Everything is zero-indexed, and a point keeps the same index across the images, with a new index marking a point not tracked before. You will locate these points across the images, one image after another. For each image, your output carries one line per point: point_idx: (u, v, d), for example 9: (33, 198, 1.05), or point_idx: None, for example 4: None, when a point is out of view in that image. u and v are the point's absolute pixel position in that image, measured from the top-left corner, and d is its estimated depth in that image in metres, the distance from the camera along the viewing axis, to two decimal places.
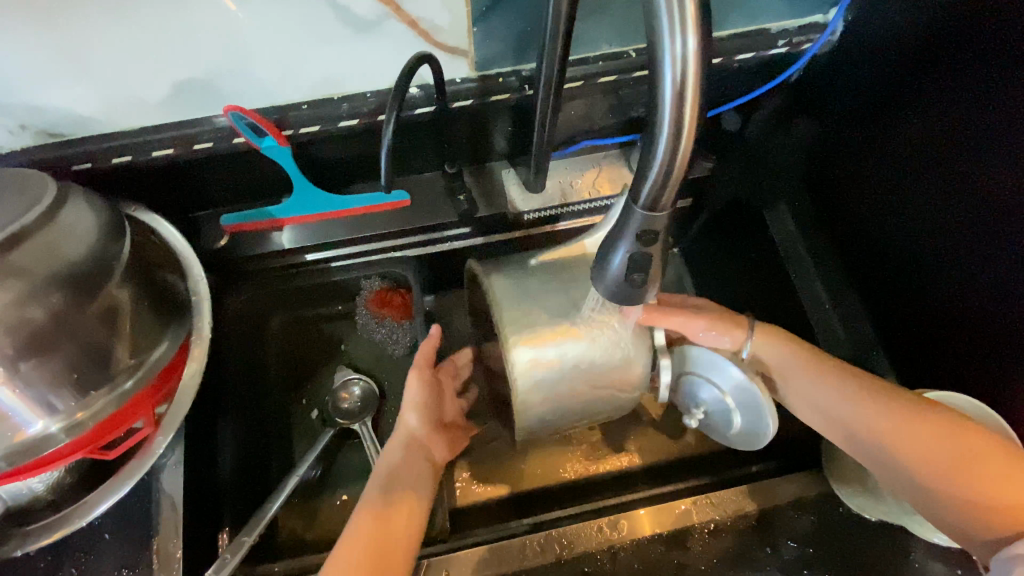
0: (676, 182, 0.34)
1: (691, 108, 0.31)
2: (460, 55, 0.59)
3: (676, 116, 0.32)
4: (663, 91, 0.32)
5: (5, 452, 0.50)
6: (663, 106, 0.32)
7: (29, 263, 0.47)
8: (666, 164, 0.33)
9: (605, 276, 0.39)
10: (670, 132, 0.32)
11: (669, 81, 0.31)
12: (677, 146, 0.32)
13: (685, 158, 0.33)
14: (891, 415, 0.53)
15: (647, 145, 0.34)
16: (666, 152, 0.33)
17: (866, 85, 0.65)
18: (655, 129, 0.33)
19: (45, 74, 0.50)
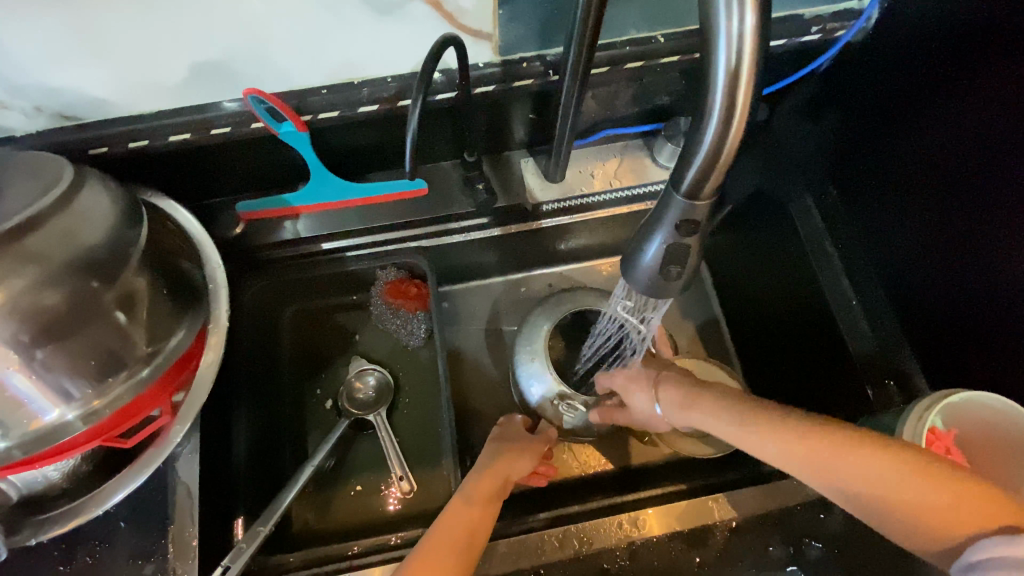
0: (722, 168, 0.33)
1: (745, 90, 0.30)
2: (484, 38, 0.57)
3: (730, 96, 0.30)
4: (715, 70, 0.30)
5: (20, 439, 0.49)
6: (715, 90, 0.30)
7: (46, 247, 0.46)
8: (715, 149, 0.32)
9: (639, 267, 0.38)
10: (720, 116, 0.31)
11: (723, 62, 0.30)
12: (727, 131, 0.31)
13: (733, 142, 0.32)
14: (814, 450, 0.45)
15: (693, 129, 0.32)
16: (716, 137, 0.31)
17: (898, 75, 0.63)
18: (705, 110, 0.31)
19: (60, 56, 0.49)
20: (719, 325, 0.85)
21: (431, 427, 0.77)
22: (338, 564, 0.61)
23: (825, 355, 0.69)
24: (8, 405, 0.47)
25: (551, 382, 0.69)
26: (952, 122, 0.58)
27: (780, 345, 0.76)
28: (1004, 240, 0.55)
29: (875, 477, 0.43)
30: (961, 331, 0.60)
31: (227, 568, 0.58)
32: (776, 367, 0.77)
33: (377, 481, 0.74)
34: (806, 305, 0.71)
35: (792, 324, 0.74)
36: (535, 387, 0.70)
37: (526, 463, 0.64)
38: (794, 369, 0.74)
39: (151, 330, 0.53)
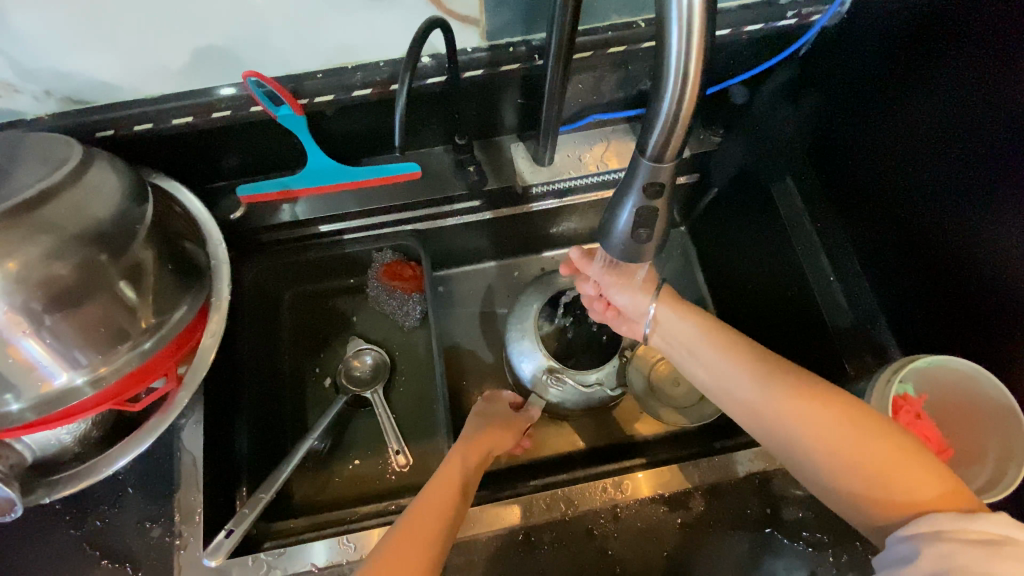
0: (682, 130, 0.35)
1: (695, 64, 0.32)
2: (471, 24, 0.60)
3: (682, 71, 0.33)
4: (668, 55, 0.33)
5: (33, 403, 0.52)
6: (669, 69, 0.33)
7: (57, 220, 0.48)
8: (671, 119, 0.34)
9: (613, 233, 0.41)
10: (676, 88, 0.33)
11: (676, 37, 0.32)
12: (681, 105, 0.34)
13: (691, 105, 0.34)
14: (798, 402, 0.48)
15: (653, 98, 0.35)
16: (671, 111, 0.34)
17: (873, 58, 0.65)
18: (661, 83, 0.34)
19: (68, 41, 0.52)
20: (706, 305, 0.88)
21: (426, 404, 0.80)
22: (337, 529, 0.64)
23: (804, 330, 0.72)
24: (21, 369, 0.50)
25: (540, 358, 0.72)
26: (924, 104, 0.60)
27: (763, 322, 0.78)
28: (973, 216, 0.57)
29: (845, 435, 0.46)
30: (933, 303, 0.63)
31: (230, 531, 0.61)
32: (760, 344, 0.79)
33: (375, 455, 0.77)
34: (786, 283, 0.74)
35: (774, 301, 0.76)
36: (526, 364, 0.72)
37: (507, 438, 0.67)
38: (776, 345, 0.76)
39: (157, 303, 0.56)
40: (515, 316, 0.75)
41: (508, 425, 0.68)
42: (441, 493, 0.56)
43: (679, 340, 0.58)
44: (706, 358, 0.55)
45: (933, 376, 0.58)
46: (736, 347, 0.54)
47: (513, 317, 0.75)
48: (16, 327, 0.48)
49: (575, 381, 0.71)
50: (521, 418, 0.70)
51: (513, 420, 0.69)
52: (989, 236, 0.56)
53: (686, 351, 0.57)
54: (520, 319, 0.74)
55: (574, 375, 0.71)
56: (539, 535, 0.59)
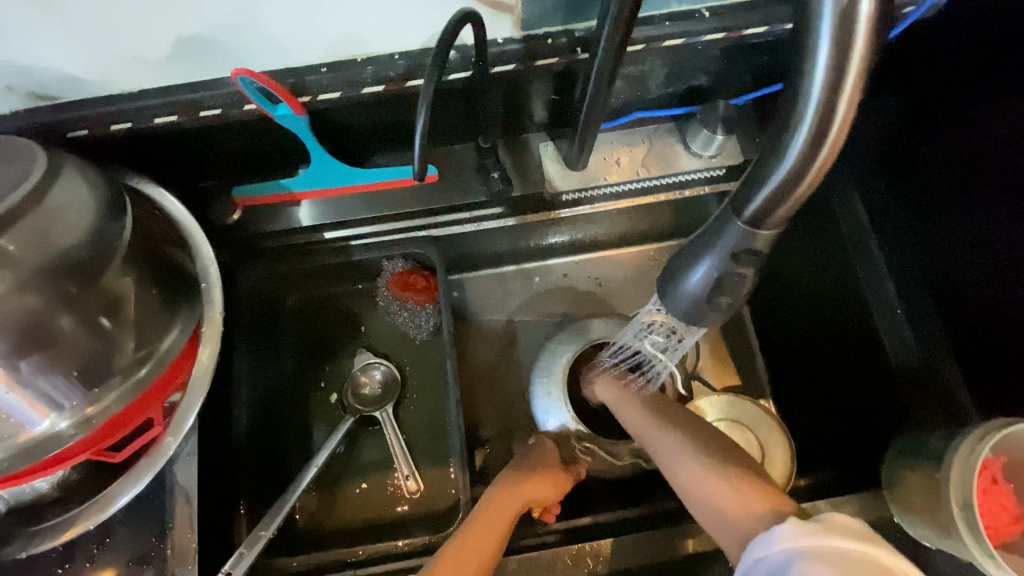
0: (795, 203, 0.29)
1: (848, 106, 0.26)
2: (504, 11, 0.50)
3: (821, 115, 0.26)
4: (810, 86, 0.26)
5: (10, 452, 0.47)
6: (807, 105, 0.26)
7: (20, 249, 0.41)
8: (792, 176, 0.27)
9: (679, 295, 0.34)
10: (808, 135, 0.27)
11: (822, 69, 0.25)
12: (815, 157, 0.27)
13: (819, 171, 0.28)
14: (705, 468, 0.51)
15: (773, 147, 0.28)
16: (795, 163, 0.27)
17: (965, 61, 0.55)
18: (791, 125, 0.27)
19: (24, 30, 0.43)
20: (744, 323, 0.80)
21: (439, 424, 0.74)
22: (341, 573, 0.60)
23: (863, 364, 0.64)
24: None
25: (568, 418, 0.67)
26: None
27: (811, 348, 0.71)
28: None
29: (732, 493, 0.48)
30: (998, 349, 0.54)
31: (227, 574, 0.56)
32: (806, 372, 0.72)
33: (383, 479, 0.71)
34: (844, 310, 0.66)
35: (829, 328, 0.68)
36: (551, 420, 0.68)
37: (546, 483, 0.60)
38: (826, 375, 0.69)
39: (141, 333, 0.50)
40: (544, 366, 0.70)
41: (555, 476, 0.62)
42: (483, 537, 0.53)
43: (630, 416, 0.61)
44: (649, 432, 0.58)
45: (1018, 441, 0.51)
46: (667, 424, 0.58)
47: (540, 367, 0.70)
48: None
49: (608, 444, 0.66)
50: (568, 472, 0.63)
51: (560, 472, 0.62)
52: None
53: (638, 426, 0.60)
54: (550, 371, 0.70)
55: (603, 443, 0.66)
56: None
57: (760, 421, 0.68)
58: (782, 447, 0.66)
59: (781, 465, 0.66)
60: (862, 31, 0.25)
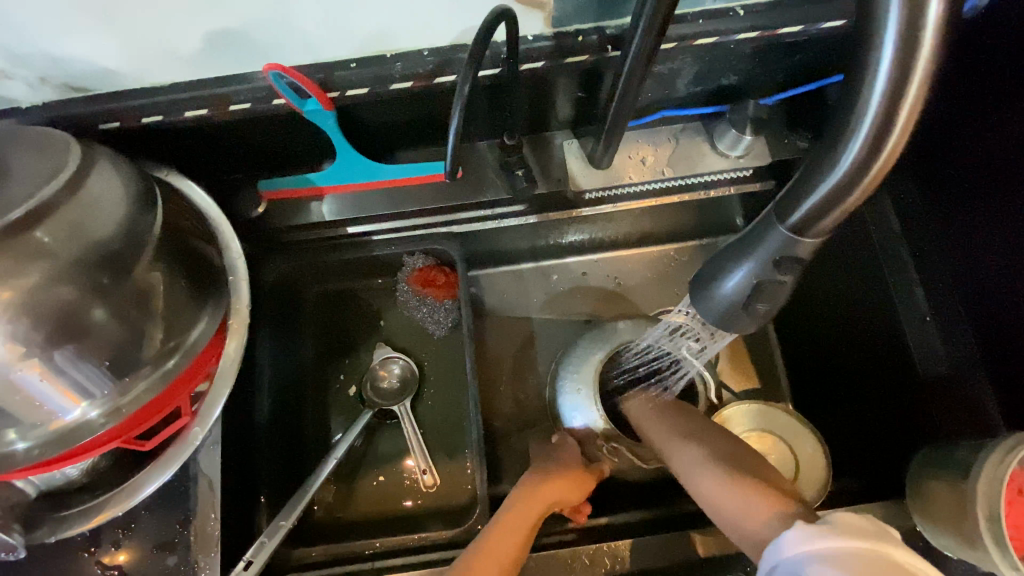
0: (845, 210, 0.28)
1: (908, 111, 0.25)
2: (536, 7, 0.50)
3: (883, 119, 0.26)
4: (870, 94, 0.26)
5: (40, 440, 0.47)
6: (868, 107, 0.26)
7: (56, 241, 0.42)
8: (844, 182, 0.27)
9: (714, 298, 0.33)
10: (866, 142, 0.26)
11: (885, 71, 0.25)
12: (867, 163, 0.26)
13: (870, 182, 0.27)
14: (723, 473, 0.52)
15: (826, 151, 0.28)
16: (850, 169, 0.27)
17: (999, 66, 0.54)
18: (850, 128, 0.27)
19: (61, 24, 0.44)
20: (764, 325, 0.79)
21: (457, 420, 0.74)
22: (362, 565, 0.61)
23: (889, 371, 0.64)
24: (26, 405, 0.45)
25: (595, 419, 0.66)
26: None
27: (835, 353, 0.70)
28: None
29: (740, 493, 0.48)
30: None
31: (249, 562, 0.57)
32: (828, 377, 0.71)
33: (401, 472, 0.72)
34: (871, 316, 0.65)
35: (857, 335, 0.67)
36: (578, 418, 0.67)
37: (569, 486, 0.60)
38: (850, 381, 0.68)
39: (169, 324, 0.50)
40: (571, 362, 0.69)
41: (576, 477, 0.60)
42: (507, 535, 0.53)
43: (655, 429, 0.61)
44: (669, 439, 0.59)
45: None
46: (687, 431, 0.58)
47: (566, 362, 0.70)
48: (14, 363, 0.42)
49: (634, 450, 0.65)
50: (591, 472, 0.62)
51: (583, 473, 0.62)
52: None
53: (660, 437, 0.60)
54: (579, 367, 0.69)
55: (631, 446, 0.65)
56: None
57: (794, 433, 0.67)
58: (816, 459, 0.65)
59: (813, 476, 0.65)
60: (927, 40, 0.24)
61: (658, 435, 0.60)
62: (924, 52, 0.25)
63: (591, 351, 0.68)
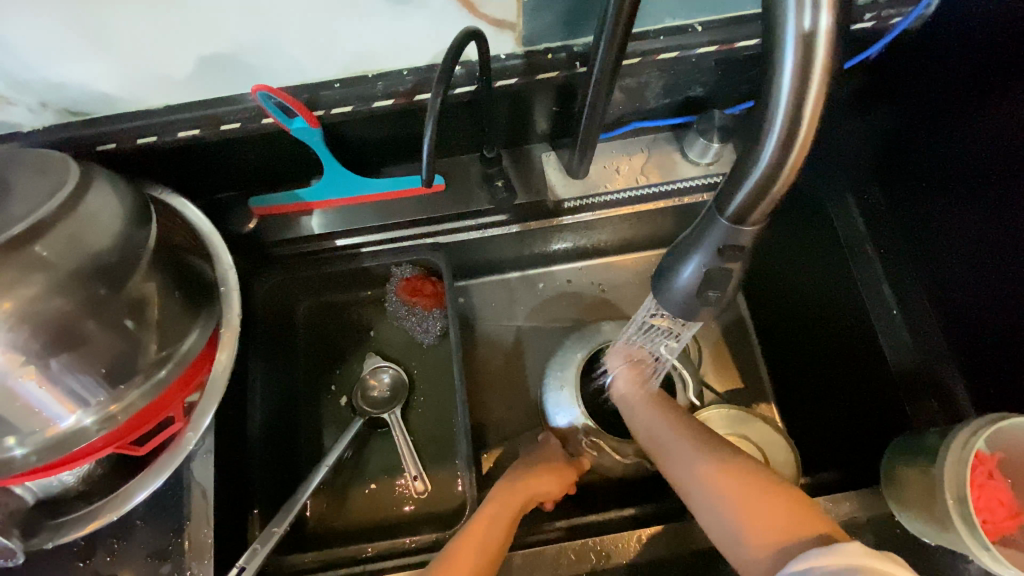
0: (774, 197, 0.30)
1: (812, 106, 0.28)
2: (507, 28, 0.53)
3: (790, 119, 0.28)
4: (778, 96, 0.28)
5: (36, 447, 0.49)
6: (777, 109, 0.28)
7: (54, 255, 0.44)
8: (767, 177, 0.30)
9: (672, 289, 0.36)
10: (779, 140, 0.29)
11: (792, 73, 0.28)
12: (786, 157, 0.29)
13: (791, 171, 0.30)
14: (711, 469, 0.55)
15: (751, 149, 0.30)
16: (773, 162, 0.29)
17: (952, 75, 0.58)
18: (765, 127, 0.29)
19: (60, 52, 0.47)
20: (744, 327, 0.82)
21: (446, 427, 0.75)
22: (352, 569, 0.61)
23: (860, 364, 0.66)
24: (24, 413, 0.47)
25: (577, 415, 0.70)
26: (1010, 120, 0.53)
27: (810, 349, 0.73)
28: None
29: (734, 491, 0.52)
30: (1003, 346, 0.55)
31: (242, 568, 0.58)
32: (806, 373, 0.73)
33: (392, 479, 0.73)
34: (840, 312, 0.68)
35: (829, 332, 0.70)
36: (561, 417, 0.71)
37: (548, 480, 0.64)
38: (825, 376, 0.71)
39: (163, 334, 0.52)
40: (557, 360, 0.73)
41: (557, 471, 0.65)
42: (494, 524, 0.57)
43: (645, 422, 0.64)
44: (657, 431, 0.62)
45: (1012, 436, 0.52)
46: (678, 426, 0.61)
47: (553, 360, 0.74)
48: (13, 370, 0.44)
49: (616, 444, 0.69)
50: (572, 465, 0.67)
51: (562, 466, 0.66)
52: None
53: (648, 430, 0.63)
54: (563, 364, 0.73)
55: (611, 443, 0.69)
56: None
57: (769, 439, 0.68)
58: (789, 466, 0.66)
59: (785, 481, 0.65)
60: (820, 48, 0.27)
61: (648, 430, 0.63)
62: (818, 60, 0.27)
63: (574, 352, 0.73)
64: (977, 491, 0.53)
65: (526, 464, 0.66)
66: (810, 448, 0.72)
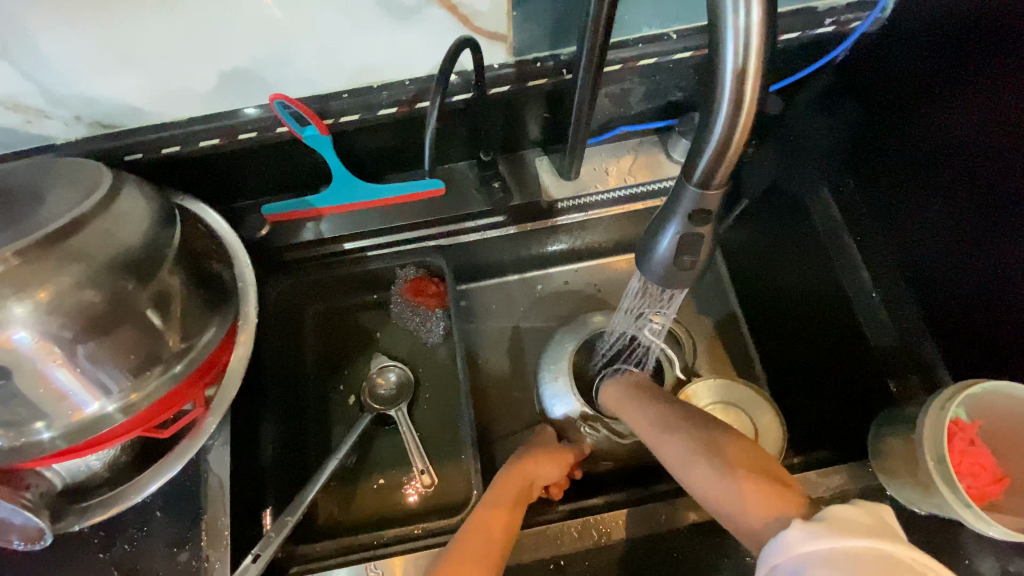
0: (731, 161, 0.34)
1: (754, 78, 0.32)
2: (499, 40, 0.58)
3: (737, 93, 0.32)
4: (722, 75, 0.32)
5: (63, 431, 0.52)
6: (723, 84, 0.32)
7: (90, 248, 0.49)
8: (721, 146, 0.34)
9: (652, 258, 0.39)
10: (729, 111, 0.32)
11: (736, 54, 0.31)
12: (734, 128, 0.33)
13: (741, 138, 0.34)
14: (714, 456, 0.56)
15: (704, 120, 0.34)
16: (724, 131, 0.33)
17: (912, 71, 0.63)
18: (715, 101, 0.33)
19: (96, 68, 0.52)
20: (736, 320, 0.86)
21: (451, 421, 0.78)
22: (364, 553, 0.63)
23: (840, 345, 0.69)
24: (53, 398, 0.50)
25: (573, 403, 0.76)
26: (970, 111, 0.57)
27: (796, 336, 0.77)
28: None
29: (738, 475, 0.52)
30: (980, 321, 0.58)
31: (257, 556, 0.59)
32: (797, 360, 0.77)
33: (400, 475, 0.75)
34: (825, 298, 0.71)
35: (814, 319, 0.73)
36: (557, 406, 0.76)
37: (548, 467, 0.67)
38: (811, 362, 0.74)
39: (184, 327, 0.56)
40: (549, 354, 0.79)
41: (552, 455, 0.68)
42: (495, 519, 0.58)
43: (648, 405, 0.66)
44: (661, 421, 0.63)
45: (990, 405, 0.55)
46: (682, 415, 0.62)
47: (545, 357, 0.79)
48: (47, 356, 0.48)
49: (609, 433, 0.74)
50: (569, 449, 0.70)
51: (559, 449, 0.69)
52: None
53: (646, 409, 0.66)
54: (555, 354, 0.79)
55: (608, 424, 0.74)
56: (572, 563, 0.58)
57: (752, 401, 0.72)
58: (775, 427, 0.70)
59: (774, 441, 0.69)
60: (755, 30, 0.30)
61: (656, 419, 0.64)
62: (753, 40, 0.31)
63: (563, 344, 0.78)
64: (959, 457, 0.55)
65: (521, 453, 0.68)
66: (806, 433, 0.74)
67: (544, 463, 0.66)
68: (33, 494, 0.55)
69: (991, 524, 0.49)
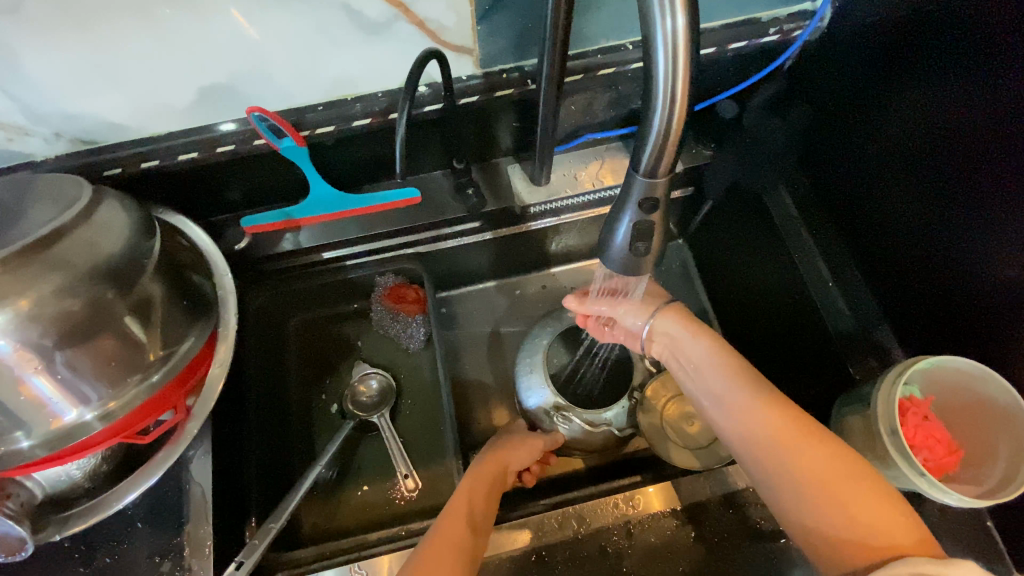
0: (672, 149, 0.38)
1: (683, 77, 0.35)
2: (465, 53, 0.62)
3: (671, 93, 0.35)
4: (656, 73, 0.35)
5: (43, 439, 0.53)
6: (658, 84, 0.35)
7: (70, 258, 0.50)
8: (662, 137, 0.37)
9: (610, 247, 0.43)
10: (663, 108, 0.36)
11: (668, 57, 0.34)
12: (670, 125, 0.36)
13: (678, 129, 0.37)
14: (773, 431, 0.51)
15: (644, 118, 0.37)
16: (661, 128, 0.37)
17: (852, 74, 0.68)
18: (652, 101, 0.36)
19: (75, 88, 0.54)
20: (707, 316, 0.92)
21: (433, 424, 0.79)
22: (349, 555, 0.63)
23: (799, 334, 0.73)
24: (32, 406, 0.51)
25: (548, 395, 0.75)
26: (909, 108, 0.61)
27: (763, 328, 0.80)
28: (976, 220, 0.56)
29: (814, 460, 0.48)
30: (930, 302, 0.62)
31: (240, 563, 0.59)
32: (764, 350, 0.81)
33: (384, 480, 0.76)
34: (784, 291, 0.75)
35: (775, 311, 0.77)
36: (534, 400, 0.76)
37: (521, 454, 0.68)
38: (776, 351, 0.78)
39: (165, 336, 0.57)
40: (524, 351, 0.79)
41: (524, 442, 0.70)
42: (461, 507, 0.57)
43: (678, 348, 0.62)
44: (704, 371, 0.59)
45: (941, 380, 0.58)
46: (747, 376, 0.56)
47: (523, 355, 0.79)
48: (25, 363, 0.49)
49: (583, 426, 0.74)
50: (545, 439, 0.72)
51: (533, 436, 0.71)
52: (994, 226, 0.55)
53: (693, 369, 0.60)
54: (530, 348, 0.79)
55: (581, 413, 0.74)
56: (553, 554, 0.60)
57: None
58: None
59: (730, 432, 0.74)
60: (682, 35, 0.34)
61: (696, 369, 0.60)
62: (680, 44, 0.34)
63: (540, 339, 0.79)
64: (915, 432, 0.58)
65: (495, 441, 0.70)
66: None
67: (513, 450, 0.68)
68: (13, 505, 0.55)
69: (948, 491, 0.52)
